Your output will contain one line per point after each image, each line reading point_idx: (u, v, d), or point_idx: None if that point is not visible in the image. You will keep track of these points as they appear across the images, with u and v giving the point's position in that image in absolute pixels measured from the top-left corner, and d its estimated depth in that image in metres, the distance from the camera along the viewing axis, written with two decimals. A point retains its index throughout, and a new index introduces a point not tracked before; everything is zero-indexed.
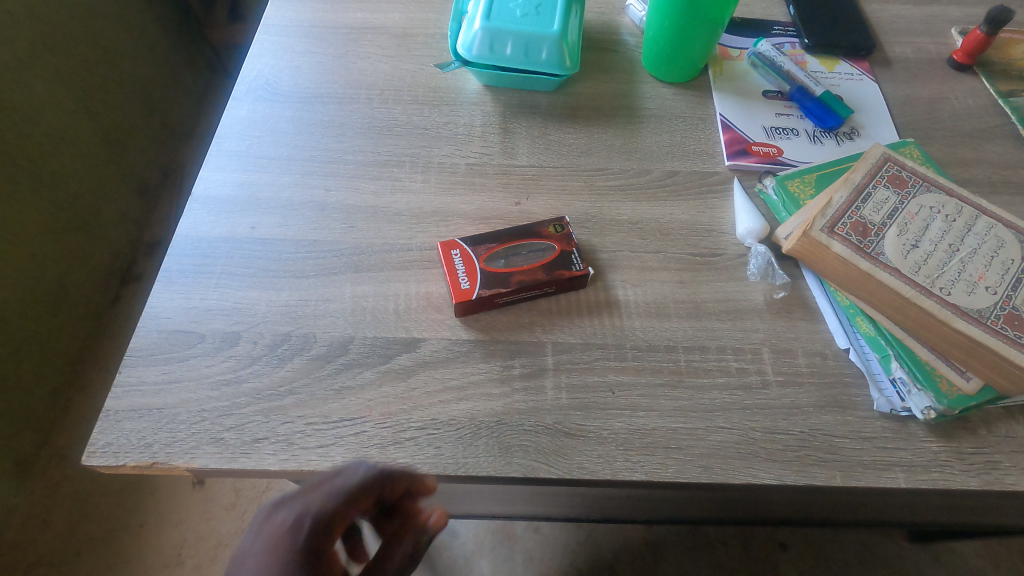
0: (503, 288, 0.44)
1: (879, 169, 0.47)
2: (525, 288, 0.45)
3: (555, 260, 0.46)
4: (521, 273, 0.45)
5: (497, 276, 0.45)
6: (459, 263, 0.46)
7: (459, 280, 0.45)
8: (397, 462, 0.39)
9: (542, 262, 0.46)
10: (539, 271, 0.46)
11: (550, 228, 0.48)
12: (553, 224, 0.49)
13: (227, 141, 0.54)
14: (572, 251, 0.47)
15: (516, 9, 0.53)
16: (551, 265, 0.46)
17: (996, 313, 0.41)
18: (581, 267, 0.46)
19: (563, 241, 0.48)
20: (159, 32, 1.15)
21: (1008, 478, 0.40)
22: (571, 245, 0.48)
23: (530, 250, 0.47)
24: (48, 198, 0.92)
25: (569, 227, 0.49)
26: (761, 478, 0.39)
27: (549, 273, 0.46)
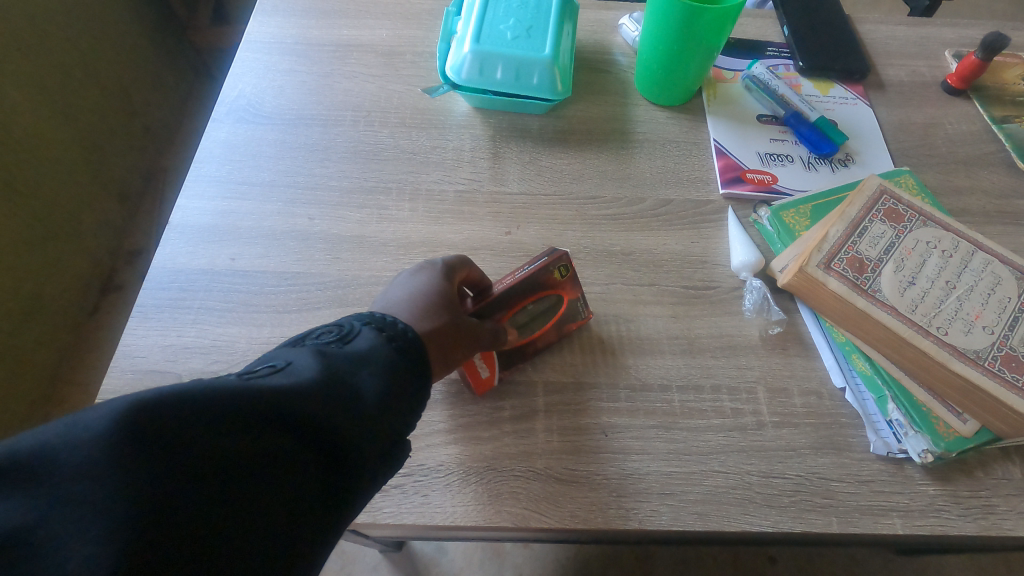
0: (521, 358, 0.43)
1: (876, 202, 0.46)
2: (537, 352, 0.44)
3: (566, 311, 0.44)
4: (535, 338, 0.43)
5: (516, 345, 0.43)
6: None
7: (478, 368, 0.41)
8: (383, 512, 0.38)
9: (554, 317, 0.44)
10: (552, 330, 0.44)
11: (556, 271, 0.43)
12: (558, 265, 0.43)
13: (207, 165, 0.52)
14: (579, 297, 0.45)
15: (507, 32, 0.52)
16: (563, 319, 0.44)
17: (993, 354, 0.40)
18: (588, 314, 0.45)
19: (572, 287, 0.44)
20: (138, 35, 1.11)
21: (1005, 523, 0.39)
22: (579, 289, 0.45)
23: (536, 303, 0.43)
24: (24, 208, 0.89)
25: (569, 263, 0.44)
26: (757, 526, 0.38)
27: (561, 328, 0.44)
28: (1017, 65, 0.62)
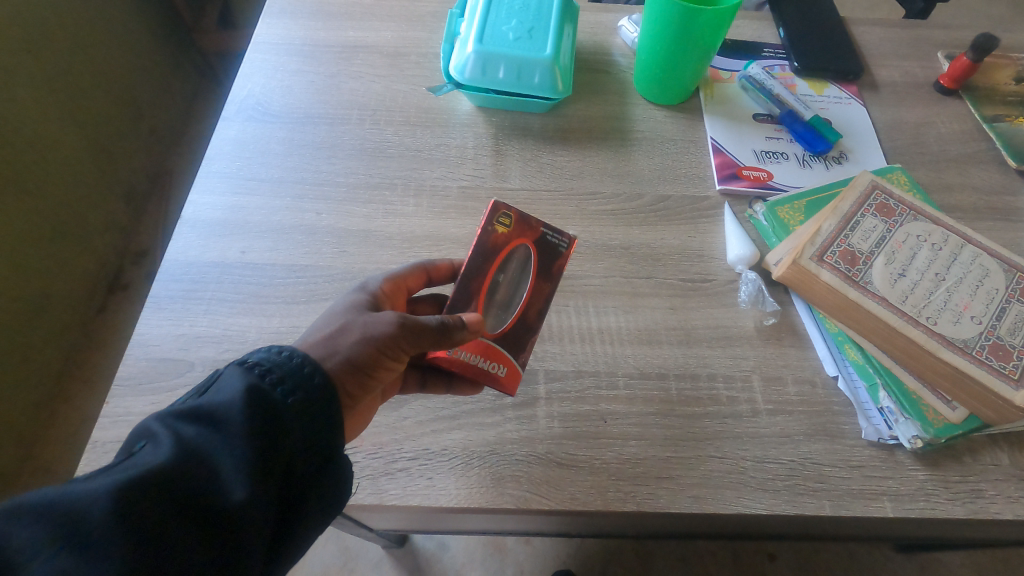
0: (535, 329, 0.43)
1: (868, 197, 0.47)
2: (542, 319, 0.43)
3: (540, 258, 0.43)
4: (530, 305, 0.43)
5: (518, 323, 0.42)
6: (470, 358, 0.41)
7: (491, 371, 0.41)
8: (389, 494, 0.39)
9: (534, 269, 0.43)
10: (540, 283, 0.43)
11: (497, 224, 0.43)
12: (497, 222, 0.43)
13: (217, 162, 0.54)
14: (541, 232, 0.43)
15: (509, 32, 0.53)
16: (542, 266, 0.43)
17: (981, 343, 0.41)
18: (568, 247, 0.44)
19: (526, 231, 0.43)
20: (145, 38, 1.13)
21: (993, 507, 0.40)
22: (537, 228, 0.43)
23: (510, 266, 0.43)
24: (34, 207, 0.91)
25: (512, 211, 0.43)
26: (751, 508, 0.40)
27: (548, 279, 0.43)
28: (1008, 65, 0.64)
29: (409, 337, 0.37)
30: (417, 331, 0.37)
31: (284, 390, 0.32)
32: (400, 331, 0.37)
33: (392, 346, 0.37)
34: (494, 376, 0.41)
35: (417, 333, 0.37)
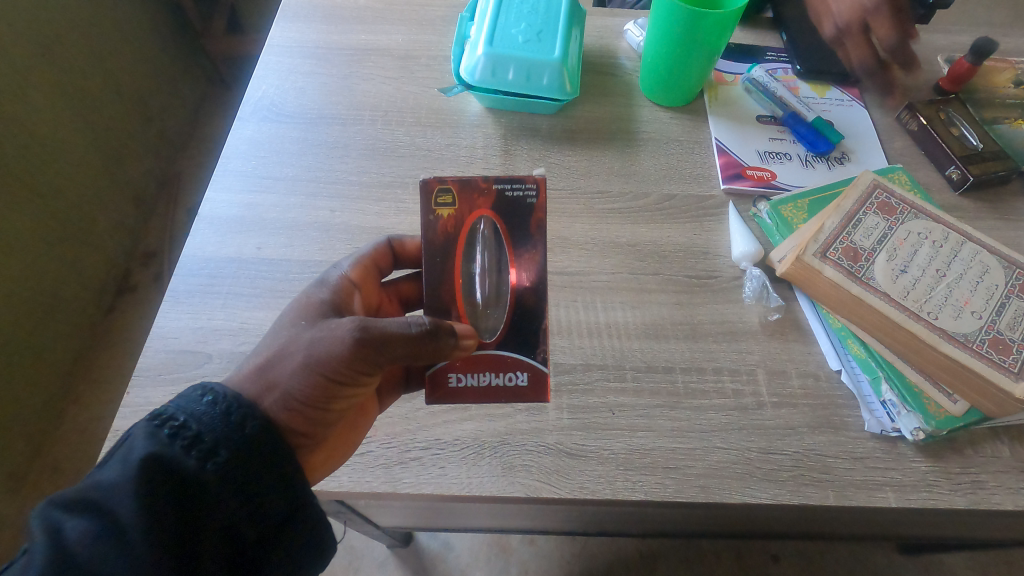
0: (542, 299, 0.42)
1: (870, 195, 0.49)
2: (545, 288, 0.42)
3: (505, 223, 0.40)
4: (523, 283, 0.41)
5: (519, 310, 0.42)
6: (479, 381, 0.42)
7: (508, 383, 0.42)
8: (403, 482, 0.40)
9: (507, 240, 0.41)
10: (523, 252, 0.41)
11: (440, 209, 0.40)
12: (442, 205, 0.40)
13: (233, 161, 0.55)
14: (499, 188, 0.40)
15: (518, 35, 0.55)
16: (516, 231, 0.40)
17: (981, 337, 0.42)
18: (538, 195, 0.40)
19: (475, 200, 0.40)
20: (154, 42, 1.15)
21: (994, 498, 0.41)
22: (491, 189, 0.40)
23: (480, 250, 0.41)
24: (46, 207, 0.92)
25: (451, 185, 0.40)
26: (757, 498, 0.41)
27: (526, 244, 0.41)
28: (1005, 69, 0.65)
29: (364, 360, 0.36)
30: (367, 353, 0.36)
31: (199, 454, 0.32)
32: (350, 355, 0.35)
33: (345, 370, 0.36)
34: (516, 389, 0.42)
35: (374, 350, 0.36)
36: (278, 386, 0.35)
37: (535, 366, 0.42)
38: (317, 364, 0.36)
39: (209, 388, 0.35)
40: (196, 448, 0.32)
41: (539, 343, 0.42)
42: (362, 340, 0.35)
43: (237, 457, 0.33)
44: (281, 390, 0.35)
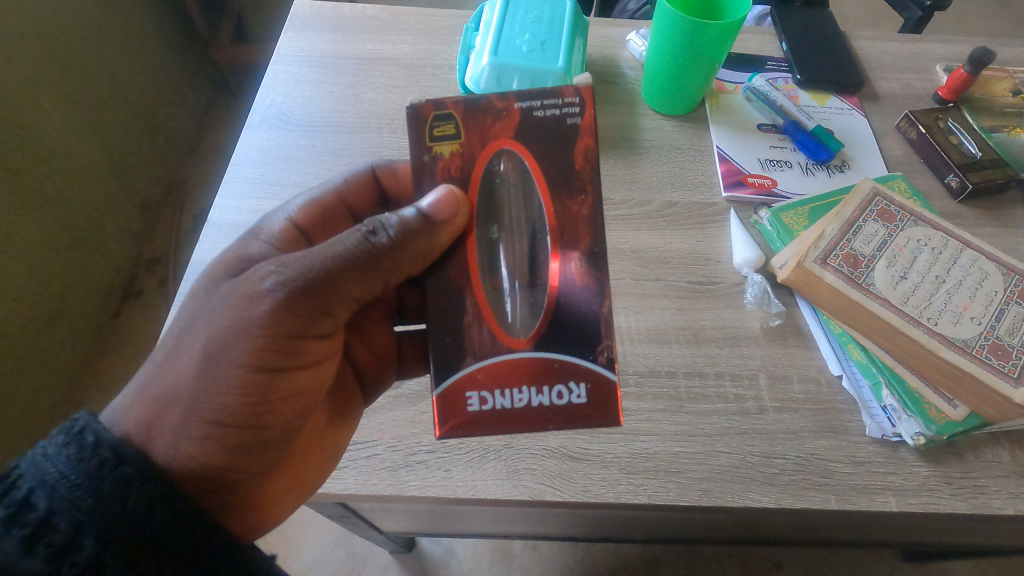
0: (594, 270, 0.36)
1: (869, 203, 0.49)
2: (603, 256, 0.36)
3: (534, 155, 0.35)
4: (568, 243, 0.36)
5: (569, 288, 0.36)
6: (508, 397, 0.35)
7: (545, 398, 0.35)
8: (408, 485, 0.41)
9: (540, 178, 0.36)
10: (562, 198, 0.36)
11: (438, 144, 0.35)
12: (446, 143, 0.35)
13: (242, 168, 0.56)
14: (524, 115, 0.35)
15: (523, 45, 0.56)
16: (554, 166, 0.35)
17: (981, 343, 0.43)
18: (581, 113, 0.35)
19: (486, 126, 0.35)
20: (160, 51, 1.17)
21: (994, 503, 0.42)
22: (512, 109, 0.35)
23: (500, 193, 0.36)
24: (54, 212, 0.93)
25: (453, 110, 0.35)
26: (759, 502, 0.41)
27: (570, 188, 0.36)
28: (1004, 79, 0.66)
29: (312, 295, 0.34)
30: (297, 303, 0.34)
31: (49, 551, 0.29)
32: (269, 317, 0.34)
33: (272, 344, 0.34)
34: (570, 406, 0.35)
35: (316, 277, 0.34)
36: (179, 402, 0.33)
37: (593, 368, 0.36)
38: (221, 353, 0.34)
39: (80, 439, 0.31)
40: (47, 542, 0.29)
41: (599, 341, 0.36)
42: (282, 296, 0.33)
43: (96, 551, 0.29)
44: (190, 416, 0.33)
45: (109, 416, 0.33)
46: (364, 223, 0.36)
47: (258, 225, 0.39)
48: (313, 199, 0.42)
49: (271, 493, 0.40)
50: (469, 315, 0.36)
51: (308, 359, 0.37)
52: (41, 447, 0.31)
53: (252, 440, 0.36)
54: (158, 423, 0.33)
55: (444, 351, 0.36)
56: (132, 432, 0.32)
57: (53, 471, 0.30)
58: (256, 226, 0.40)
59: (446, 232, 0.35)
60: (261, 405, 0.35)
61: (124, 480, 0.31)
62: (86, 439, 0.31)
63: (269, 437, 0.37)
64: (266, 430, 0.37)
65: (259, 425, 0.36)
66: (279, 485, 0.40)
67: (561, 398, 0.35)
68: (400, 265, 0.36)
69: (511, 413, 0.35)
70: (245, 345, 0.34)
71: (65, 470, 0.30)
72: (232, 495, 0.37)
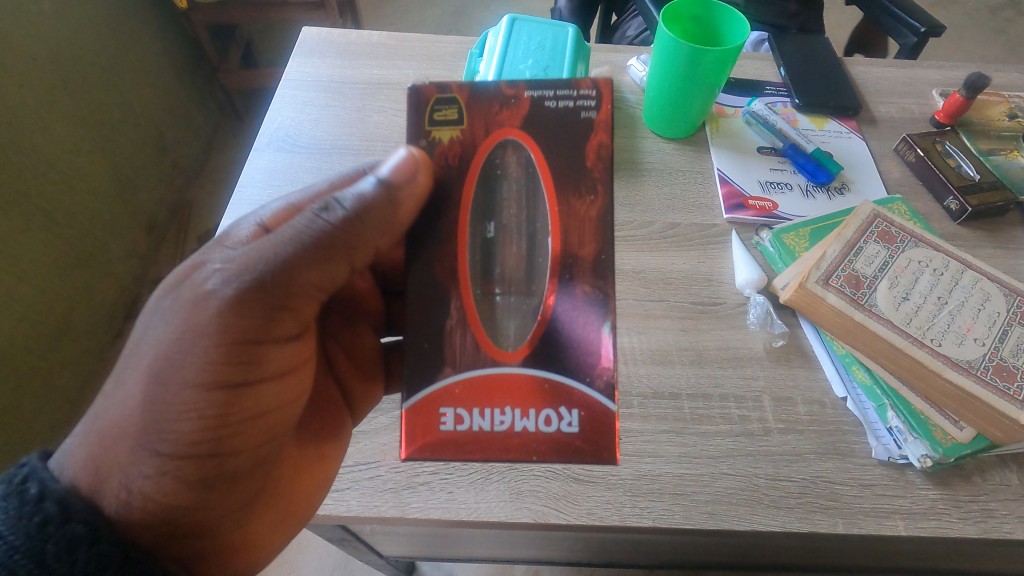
0: (594, 283, 0.36)
1: (870, 224, 0.50)
2: (608, 267, 0.36)
3: (541, 149, 0.35)
4: (571, 248, 0.36)
5: (566, 298, 0.36)
6: (488, 418, 0.35)
7: (528, 422, 0.35)
8: (411, 507, 0.41)
9: (546, 173, 0.35)
10: (568, 196, 0.35)
11: (439, 129, 0.36)
12: (445, 128, 0.36)
13: (249, 190, 0.57)
14: (535, 104, 0.35)
15: (526, 71, 0.57)
16: (564, 161, 0.35)
17: (985, 364, 0.43)
18: (598, 106, 0.35)
19: (492, 113, 0.35)
20: (169, 76, 1.19)
21: (1005, 527, 0.41)
22: (521, 96, 0.35)
23: (503, 184, 0.36)
24: (61, 234, 0.94)
25: (456, 94, 0.36)
26: (766, 526, 0.40)
27: (580, 188, 0.35)
28: (999, 103, 0.67)
29: (264, 287, 0.33)
30: (250, 301, 0.33)
31: None
32: (219, 323, 0.32)
33: (227, 354, 0.33)
34: (558, 434, 0.35)
35: (264, 264, 0.33)
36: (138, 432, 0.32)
37: (589, 394, 0.35)
38: (167, 372, 0.32)
39: (23, 491, 0.30)
40: None
41: (596, 366, 0.35)
42: (228, 296, 0.33)
43: None
44: (141, 446, 0.32)
45: (58, 462, 0.32)
46: (316, 204, 0.36)
47: (225, 234, 0.36)
48: (291, 204, 0.38)
49: (252, 530, 0.38)
50: (452, 321, 0.36)
51: (274, 369, 0.36)
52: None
53: (215, 472, 0.34)
54: (109, 460, 0.32)
55: (422, 360, 0.36)
56: (82, 480, 0.31)
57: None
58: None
59: (409, 195, 0.35)
60: (222, 429, 0.34)
61: (73, 538, 0.29)
62: (29, 491, 0.30)
63: (235, 467, 0.35)
64: (231, 459, 0.35)
65: (223, 450, 0.34)
66: (264, 523, 0.39)
67: (549, 424, 0.35)
68: (357, 245, 0.36)
69: (489, 435, 0.35)
70: (197, 361, 0.32)
71: (3, 531, 0.29)
72: (207, 539, 0.36)
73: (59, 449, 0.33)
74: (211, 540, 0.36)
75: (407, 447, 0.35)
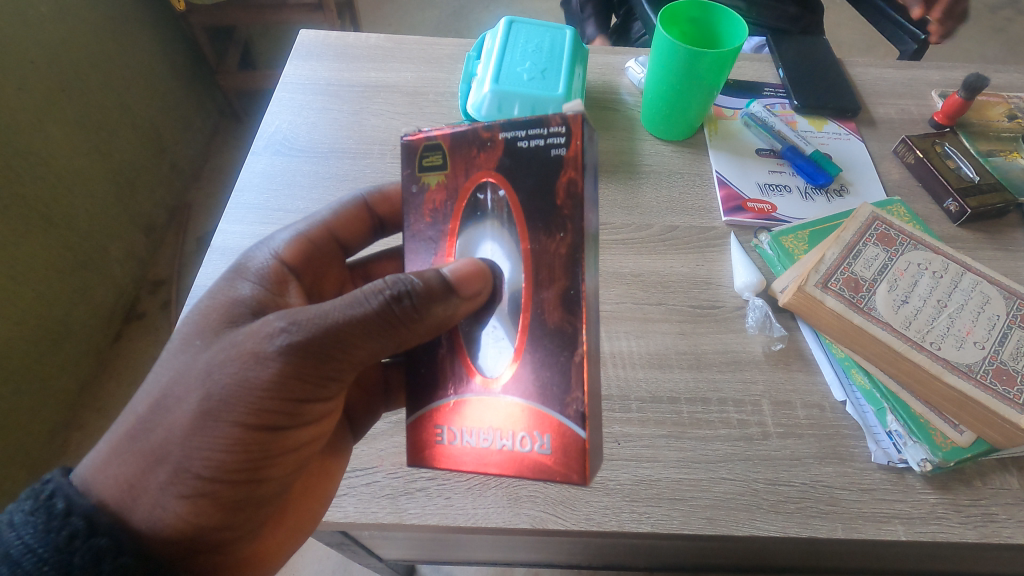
0: (566, 313, 0.33)
1: (869, 227, 0.50)
2: (578, 300, 0.33)
3: (513, 186, 0.34)
4: (541, 284, 0.34)
5: (540, 332, 0.33)
6: (475, 438, 0.34)
7: (508, 444, 0.33)
8: (408, 513, 0.41)
9: (518, 212, 0.34)
10: (542, 233, 0.34)
11: (427, 175, 0.37)
12: (433, 174, 0.37)
13: (246, 194, 0.56)
14: (510, 145, 0.34)
15: (523, 73, 0.56)
16: (534, 198, 0.34)
17: (985, 367, 0.43)
18: (567, 143, 0.33)
19: (472, 157, 0.35)
20: (167, 78, 1.19)
21: (1005, 531, 0.41)
22: (496, 139, 0.35)
23: (484, 223, 0.36)
24: (60, 236, 0.93)
25: (441, 142, 0.37)
26: (765, 531, 0.40)
27: (550, 225, 0.33)
28: (998, 104, 0.67)
29: (321, 358, 0.32)
30: (299, 369, 0.32)
31: None
32: (277, 379, 0.32)
33: (276, 406, 0.33)
34: (531, 456, 0.33)
35: (326, 339, 0.32)
36: (165, 460, 0.31)
37: (559, 420, 0.32)
38: (218, 411, 0.32)
39: (50, 505, 0.30)
40: None
41: (567, 393, 0.32)
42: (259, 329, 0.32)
43: None
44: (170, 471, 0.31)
45: (82, 473, 0.32)
46: (386, 283, 0.34)
47: (243, 263, 0.38)
48: (300, 235, 0.42)
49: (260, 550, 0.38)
50: (442, 350, 0.37)
51: (309, 419, 0.36)
52: (9, 514, 0.30)
53: (247, 495, 0.35)
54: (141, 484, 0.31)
55: (421, 386, 0.36)
56: (109, 495, 0.31)
57: (21, 543, 0.29)
58: (240, 262, 0.39)
59: (468, 305, 0.35)
60: (258, 462, 0.34)
61: (99, 552, 0.29)
62: (57, 506, 0.30)
63: (263, 494, 0.36)
64: (264, 482, 0.35)
65: (257, 479, 0.35)
66: (273, 540, 0.39)
67: (523, 446, 0.33)
68: (416, 332, 0.34)
69: (474, 455, 0.34)
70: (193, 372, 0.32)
71: (33, 543, 0.29)
72: (223, 555, 0.35)
73: (81, 460, 0.32)
74: (230, 562, 0.36)
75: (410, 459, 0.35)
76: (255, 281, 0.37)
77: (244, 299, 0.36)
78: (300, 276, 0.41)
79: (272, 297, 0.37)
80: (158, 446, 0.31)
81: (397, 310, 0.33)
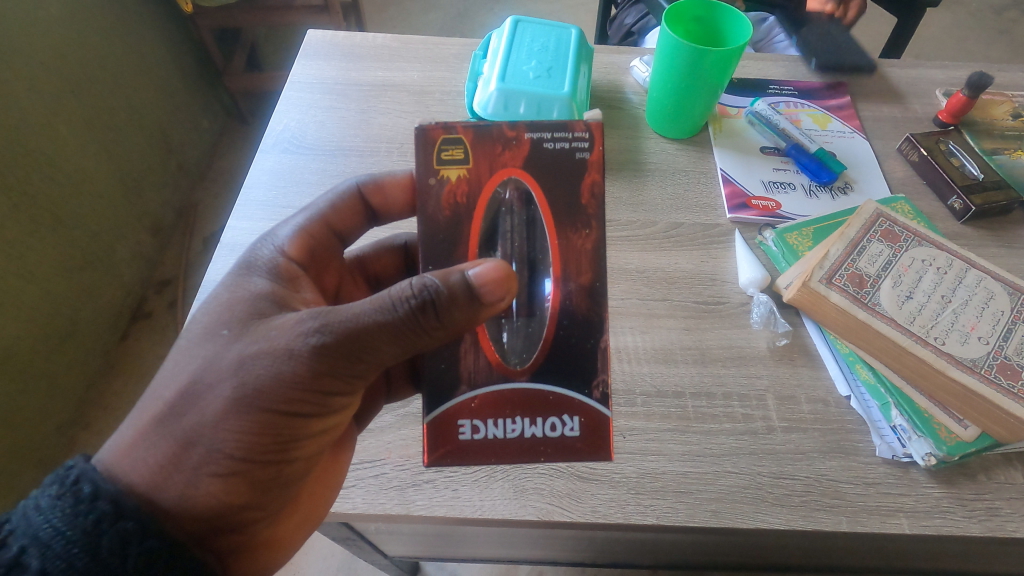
0: (595, 301, 0.37)
1: (873, 224, 0.50)
2: (603, 292, 0.37)
3: (541, 187, 0.36)
4: (568, 277, 0.37)
5: (568, 321, 0.37)
6: (501, 428, 0.36)
7: (537, 429, 0.36)
8: (416, 505, 0.41)
9: (545, 210, 0.36)
10: (569, 231, 0.36)
11: (445, 168, 0.36)
12: (454, 168, 0.36)
13: (255, 192, 0.57)
14: (536, 145, 0.36)
15: (529, 72, 0.57)
16: (562, 198, 0.36)
17: (989, 363, 0.43)
18: (590, 148, 0.36)
19: (495, 154, 0.36)
20: (174, 79, 1.20)
21: (1010, 525, 0.41)
22: (522, 138, 0.36)
23: (504, 220, 0.37)
24: (67, 236, 0.94)
25: (461, 135, 0.36)
26: (769, 523, 0.40)
27: (576, 223, 0.37)
28: (1002, 103, 0.67)
29: (348, 361, 0.33)
30: (327, 372, 0.33)
31: None
32: (308, 375, 0.32)
33: (304, 396, 0.33)
34: (562, 439, 0.36)
35: (353, 344, 0.33)
36: (184, 444, 0.32)
37: (587, 403, 0.36)
38: (252, 401, 0.32)
39: (77, 490, 0.30)
40: None
41: (595, 375, 0.37)
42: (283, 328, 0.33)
43: None
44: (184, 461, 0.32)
45: (104, 459, 0.32)
46: (413, 287, 0.33)
47: (249, 258, 0.38)
48: (301, 230, 0.42)
49: (280, 534, 0.39)
50: (466, 343, 0.37)
51: (331, 411, 0.36)
52: (34, 499, 0.30)
53: (275, 476, 0.36)
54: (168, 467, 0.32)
55: (436, 378, 0.36)
56: (140, 478, 0.31)
57: (48, 527, 0.29)
58: (247, 258, 0.39)
59: (490, 311, 0.34)
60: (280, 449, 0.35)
61: (126, 535, 0.30)
62: (84, 491, 0.30)
63: (290, 474, 0.37)
64: (288, 467, 0.36)
65: (283, 461, 0.35)
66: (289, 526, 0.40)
67: (554, 430, 0.36)
68: (439, 337, 0.34)
69: (503, 444, 0.36)
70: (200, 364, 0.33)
71: (61, 526, 0.29)
72: (244, 537, 0.36)
73: (103, 447, 0.33)
74: (252, 542, 0.37)
75: (428, 456, 0.36)
76: (268, 277, 0.37)
77: (263, 295, 0.36)
78: (306, 270, 0.41)
79: (287, 293, 0.37)
80: (191, 429, 0.32)
81: (422, 318, 0.33)
